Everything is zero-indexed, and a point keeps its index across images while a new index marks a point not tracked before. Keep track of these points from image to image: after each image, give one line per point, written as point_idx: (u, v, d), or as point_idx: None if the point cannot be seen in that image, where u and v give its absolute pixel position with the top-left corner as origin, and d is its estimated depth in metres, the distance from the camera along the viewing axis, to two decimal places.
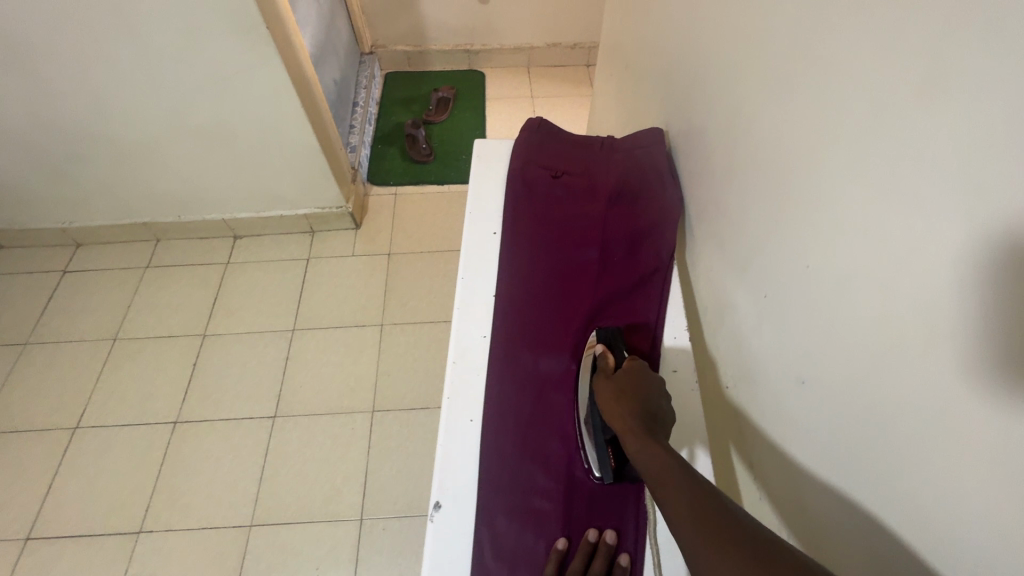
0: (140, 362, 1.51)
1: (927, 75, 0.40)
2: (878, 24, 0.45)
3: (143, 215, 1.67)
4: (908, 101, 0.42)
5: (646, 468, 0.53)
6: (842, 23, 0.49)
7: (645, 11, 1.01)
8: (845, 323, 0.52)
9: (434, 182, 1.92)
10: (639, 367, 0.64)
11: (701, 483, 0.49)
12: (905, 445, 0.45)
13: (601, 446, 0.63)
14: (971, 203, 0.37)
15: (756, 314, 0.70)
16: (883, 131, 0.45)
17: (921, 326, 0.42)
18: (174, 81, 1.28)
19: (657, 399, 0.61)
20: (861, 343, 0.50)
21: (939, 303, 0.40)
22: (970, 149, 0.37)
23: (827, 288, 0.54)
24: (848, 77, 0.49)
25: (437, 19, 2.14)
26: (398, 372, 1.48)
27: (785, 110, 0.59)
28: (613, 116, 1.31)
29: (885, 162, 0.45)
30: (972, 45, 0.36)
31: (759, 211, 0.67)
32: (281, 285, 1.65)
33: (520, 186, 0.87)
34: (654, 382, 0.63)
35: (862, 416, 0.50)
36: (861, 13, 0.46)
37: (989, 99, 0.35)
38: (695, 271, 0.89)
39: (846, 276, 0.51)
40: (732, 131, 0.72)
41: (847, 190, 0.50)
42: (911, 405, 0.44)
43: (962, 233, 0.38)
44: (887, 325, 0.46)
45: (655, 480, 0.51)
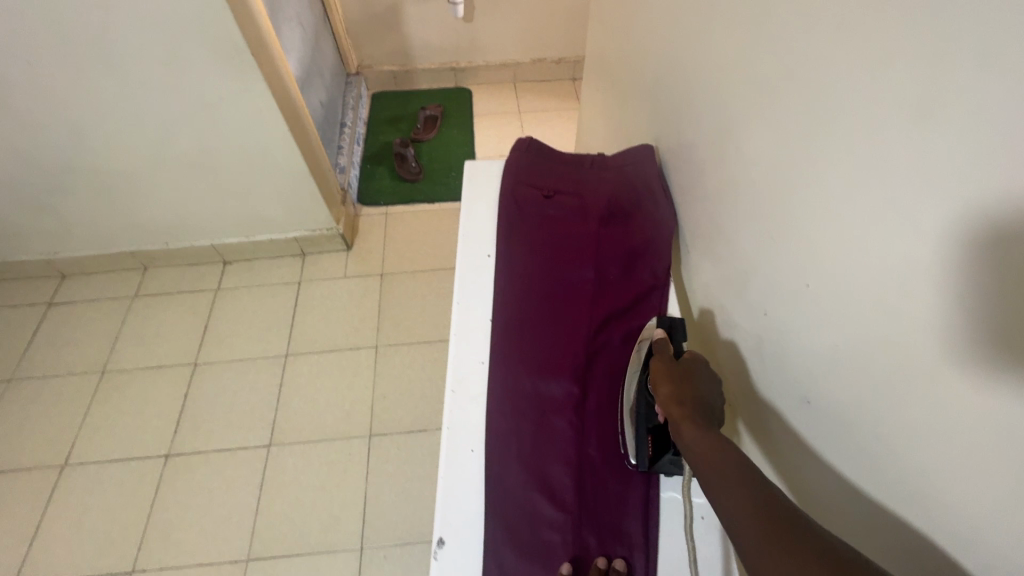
0: (129, 395, 1.48)
1: (914, 93, 0.40)
2: (861, 42, 0.45)
3: (129, 244, 1.65)
4: (898, 118, 0.42)
5: (702, 458, 0.54)
6: (825, 41, 0.49)
7: (629, 28, 1.02)
8: (847, 341, 0.52)
9: (424, 201, 1.91)
10: (699, 362, 0.64)
11: (760, 485, 0.49)
12: (922, 462, 0.44)
13: (641, 435, 0.64)
14: (966, 217, 0.37)
15: (756, 330, 0.69)
16: (872, 146, 0.45)
17: (928, 353, 0.42)
18: (158, 110, 1.27)
19: (712, 393, 0.62)
20: (863, 359, 0.50)
21: (941, 320, 0.40)
22: (961, 165, 0.37)
23: (826, 305, 0.54)
24: (834, 95, 0.49)
25: (421, 38, 2.15)
26: (394, 394, 1.46)
27: (773, 126, 0.59)
28: (602, 131, 1.31)
29: (877, 178, 0.45)
30: (958, 63, 0.36)
31: (752, 226, 0.67)
32: (273, 310, 1.63)
33: (512, 206, 0.86)
34: (710, 376, 0.64)
35: (874, 441, 0.50)
36: (843, 32, 0.47)
37: (978, 115, 0.35)
38: (692, 287, 0.88)
39: (845, 293, 0.51)
40: (721, 147, 0.72)
41: (840, 206, 0.50)
42: (926, 433, 0.43)
43: (962, 262, 0.38)
44: (888, 342, 0.46)
45: (712, 475, 0.52)
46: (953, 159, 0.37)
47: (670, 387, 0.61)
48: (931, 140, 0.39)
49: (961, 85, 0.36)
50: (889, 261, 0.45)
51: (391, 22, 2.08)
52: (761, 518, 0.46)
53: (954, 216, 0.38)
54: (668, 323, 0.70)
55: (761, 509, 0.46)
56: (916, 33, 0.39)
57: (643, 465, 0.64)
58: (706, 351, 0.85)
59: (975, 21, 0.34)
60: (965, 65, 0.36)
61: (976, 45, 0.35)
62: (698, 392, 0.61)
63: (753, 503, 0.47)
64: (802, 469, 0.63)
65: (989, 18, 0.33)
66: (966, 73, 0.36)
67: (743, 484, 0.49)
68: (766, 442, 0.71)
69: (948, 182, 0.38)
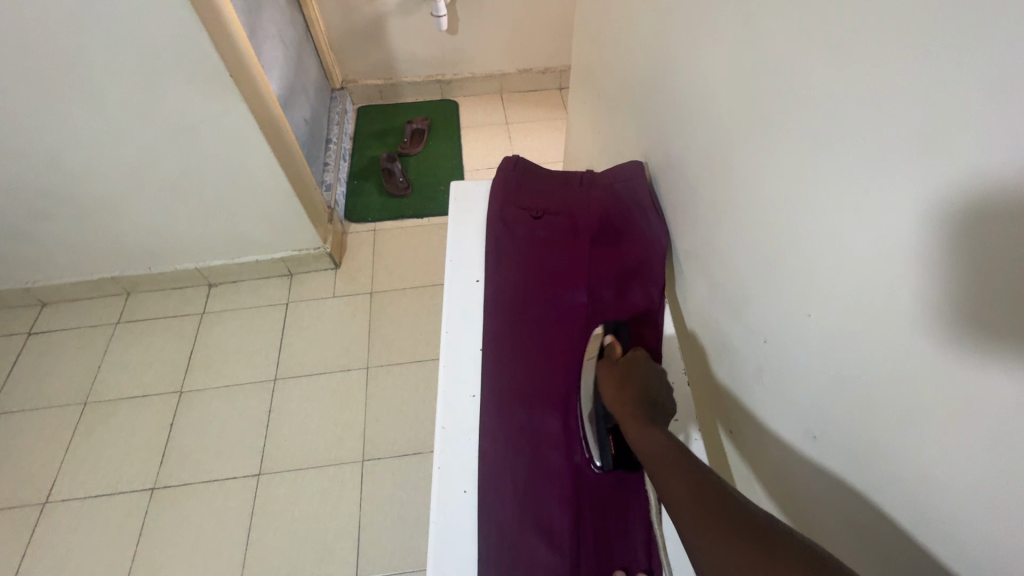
0: (114, 426, 1.43)
1: (916, 123, 0.38)
2: (855, 66, 0.43)
3: (111, 269, 1.61)
4: (898, 148, 0.40)
5: (647, 454, 0.54)
6: (815, 63, 0.47)
7: (614, 41, 1.01)
8: (853, 377, 0.49)
9: (413, 216, 1.89)
10: (643, 357, 0.65)
11: (701, 476, 0.50)
12: (945, 508, 0.41)
13: (603, 435, 0.64)
14: (979, 259, 0.34)
15: (753, 354, 0.67)
16: (871, 176, 0.43)
17: (941, 396, 0.39)
18: (136, 134, 1.24)
19: (661, 388, 0.63)
20: (870, 395, 0.47)
21: (951, 365, 0.38)
22: (971, 206, 0.34)
23: (830, 337, 0.51)
24: (827, 121, 0.47)
25: (406, 51, 2.13)
26: (387, 416, 1.43)
27: (764, 148, 0.57)
28: (590, 144, 1.29)
29: (877, 211, 0.43)
30: (966, 94, 0.33)
31: (746, 248, 0.65)
32: (261, 333, 1.59)
33: (500, 228, 0.83)
34: (656, 370, 0.65)
35: (883, 482, 0.48)
36: (834, 55, 0.45)
37: (985, 150, 0.33)
38: (687, 306, 0.86)
39: (850, 326, 0.48)
40: (710, 164, 0.71)
41: (840, 235, 0.47)
42: (940, 479, 0.41)
43: (973, 304, 0.35)
44: (897, 381, 0.44)
45: (658, 469, 0.53)
46: (959, 194, 0.35)
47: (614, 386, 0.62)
48: (935, 173, 0.37)
49: (968, 118, 0.34)
50: (894, 297, 0.42)
51: (375, 36, 2.06)
52: (697, 509, 0.46)
53: (964, 256, 0.35)
54: (613, 324, 0.71)
55: (696, 501, 0.47)
56: (914, 59, 0.37)
57: (609, 464, 0.64)
58: (704, 373, 0.83)
59: (978, 48, 0.32)
60: (971, 96, 0.33)
61: (983, 76, 0.32)
62: (644, 387, 0.62)
63: (692, 496, 0.48)
64: (807, 499, 0.60)
65: (994, 47, 0.31)
66: (972, 104, 0.33)
67: (681, 474, 0.50)
68: (766, 467, 0.69)
69: (956, 221, 0.36)
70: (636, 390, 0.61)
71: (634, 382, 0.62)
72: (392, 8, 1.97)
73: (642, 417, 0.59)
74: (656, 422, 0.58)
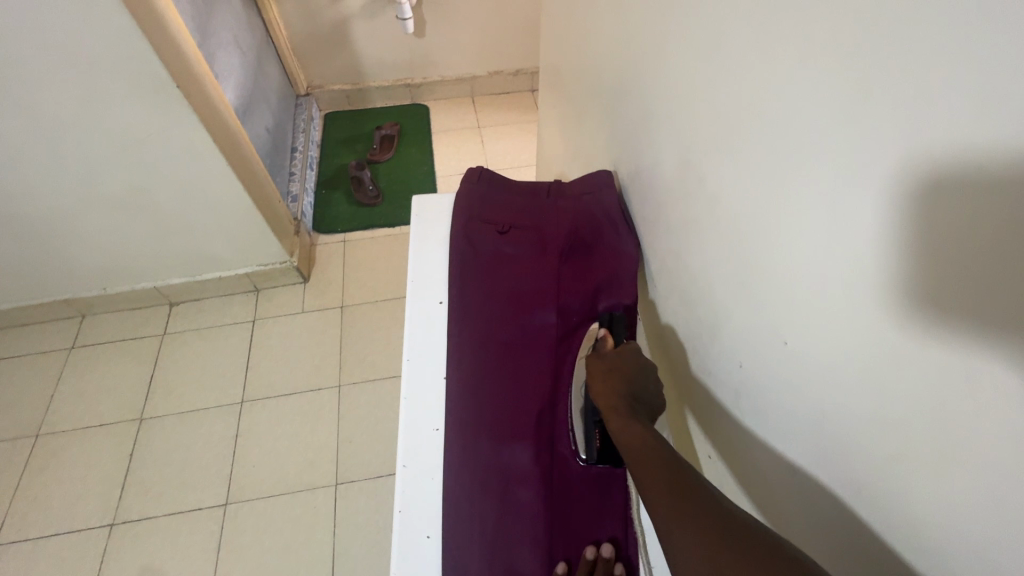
0: (69, 458, 1.36)
1: (893, 148, 0.35)
2: (828, 81, 0.39)
3: (62, 292, 1.52)
4: (879, 172, 0.36)
5: (628, 446, 0.55)
6: (785, 74, 0.44)
7: (581, 44, 0.97)
8: (834, 413, 0.47)
9: (384, 225, 1.83)
10: (633, 350, 0.65)
11: (684, 471, 0.50)
12: (941, 553, 0.38)
13: (590, 427, 0.64)
14: (979, 304, 0.31)
15: (730, 372, 0.65)
16: (848, 200, 0.39)
17: (932, 439, 0.36)
18: (78, 151, 1.16)
19: (650, 381, 0.63)
20: (856, 433, 0.44)
21: (940, 408, 0.35)
22: (955, 238, 0.31)
23: (812, 368, 0.49)
24: (800, 138, 0.44)
25: (373, 55, 2.07)
26: (360, 436, 1.37)
27: (734, 161, 0.54)
28: (560, 148, 1.26)
29: (858, 241, 0.39)
30: (944, 116, 0.30)
31: (718, 267, 0.62)
32: (225, 354, 1.52)
33: (463, 244, 0.79)
34: (644, 365, 0.65)
35: (871, 517, 0.45)
36: (804, 68, 0.42)
37: (973, 182, 0.29)
38: (663, 321, 0.83)
39: (834, 357, 0.45)
40: (681, 174, 0.67)
41: (818, 261, 0.44)
42: (933, 524, 0.38)
43: (963, 345, 0.32)
44: (882, 425, 0.41)
45: (638, 463, 0.53)
46: (942, 231, 0.32)
47: (602, 379, 0.63)
48: (917, 202, 0.34)
49: (947, 144, 0.30)
50: (880, 333, 0.39)
51: (339, 40, 1.99)
52: (675, 502, 0.47)
53: (954, 298, 0.32)
54: (608, 318, 0.72)
55: (674, 493, 0.48)
56: (891, 75, 0.34)
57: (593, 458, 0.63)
58: (684, 390, 0.81)
59: (958, 64, 0.29)
60: (954, 120, 0.30)
61: (966, 99, 0.29)
62: (631, 382, 0.62)
63: (670, 488, 0.49)
64: (792, 525, 0.58)
65: (979, 65, 0.28)
66: (953, 130, 0.30)
67: (663, 467, 0.51)
68: (749, 490, 0.66)
69: (941, 261, 0.33)
70: (623, 385, 0.62)
71: (622, 375, 0.63)
72: (356, 10, 1.91)
73: (627, 410, 0.60)
74: (640, 417, 0.59)
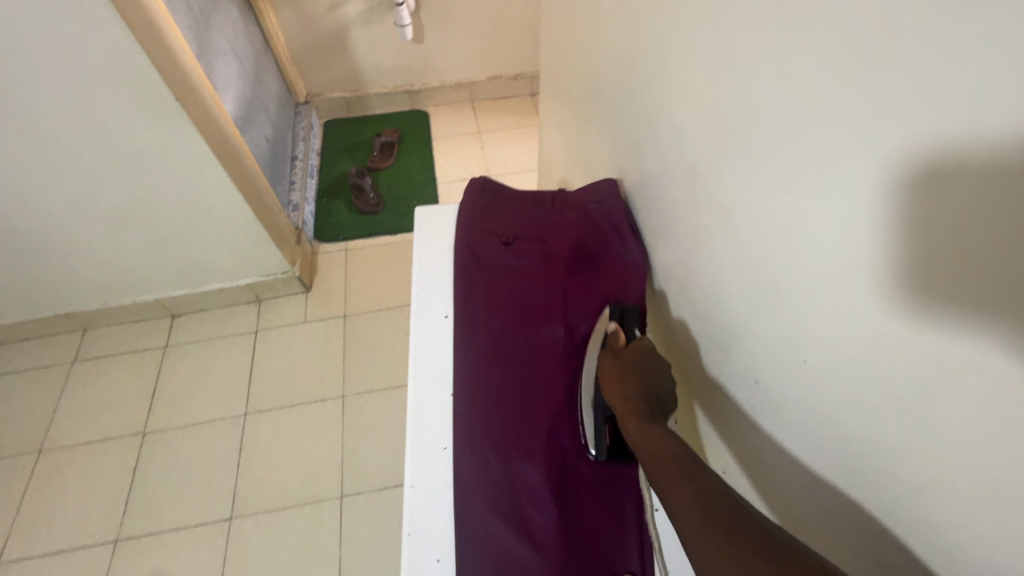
0: (72, 474, 1.35)
1: (917, 163, 0.33)
2: (846, 94, 0.38)
3: (63, 306, 1.51)
4: (903, 187, 0.35)
5: (647, 453, 0.54)
6: (798, 85, 0.43)
7: (581, 50, 0.96)
8: (855, 433, 0.46)
9: (385, 232, 1.82)
10: (647, 348, 0.64)
11: (706, 480, 0.49)
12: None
13: (599, 423, 0.64)
14: (1012, 331, 0.29)
15: (748, 385, 0.63)
16: (868, 215, 0.39)
17: (967, 466, 0.35)
18: (77, 165, 1.16)
19: (663, 380, 0.62)
20: (880, 454, 0.43)
21: (976, 434, 0.34)
22: (985, 261, 0.30)
23: (831, 386, 0.48)
24: (817, 151, 0.43)
25: (371, 62, 2.06)
26: (365, 448, 1.36)
27: (745, 172, 0.53)
28: (562, 154, 1.25)
29: (879, 258, 0.39)
30: (969, 136, 0.29)
31: (731, 280, 0.61)
32: (228, 366, 1.51)
33: (468, 257, 0.79)
34: (659, 364, 0.63)
35: (903, 538, 0.44)
36: (818, 80, 0.41)
37: (1002, 206, 0.28)
38: (676, 330, 0.82)
39: (854, 376, 0.44)
40: (689, 182, 0.66)
41: (836, 277, 0.44)
42: (970, 551, 0.37)
43: (997, 372, 0.31)
44: (907, 447, 0.40)
45: (658, 473, 0.51)
46: (970, 256, 0.31)
47: (618, 383, 0.62)
48: (939, 221, 0.32)
49: (976, 164, 0.29)
50: (903, 353, 0.38)
51: (337, 47, 1.98)
52: (700, 515, 0.45)
53: (987, 324, 0.31)
54: (619, 311, 0.69)
55: (699, 498, 0.47)
56: (912, 88, 0.33)
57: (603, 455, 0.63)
58: (698, 401, 0.80)
59: (988, 77, 0.28)
60: (981, 138, 0.29)
61: (993, 120, 0.28)
62: (645, 383, 0.61)
63: (693, 495, 0.47)
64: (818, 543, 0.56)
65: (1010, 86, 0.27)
66: (981, 151, 0.29)
67: (684, 476, 0.49)
68: (770, 503, 0.65)
69: (969, 284, 0.32)
70: (638, 387, 0.60)
71: (636, 377, 0.61)
72: (354, 18, 1.90)
73: (644, 415, 0.58)
74: (657, 420, 0.58)
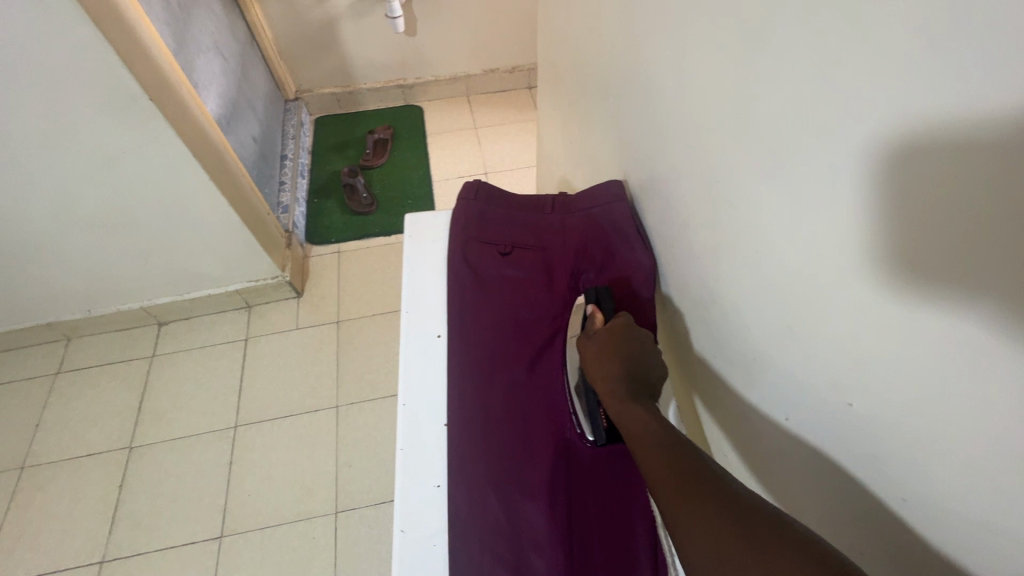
0: (56, 491, 1.29)
1: (1008, 190, 0.27)
2: (908, 105, 0.32)
3: (45, 316, 1.45)
4: (993, 220, 0.29)
5: (628, 430, 0.55)
6: (852, 92, 0.37)
7: (580, 41, 0.89)
8: (922, 484, 0.41)
9: (379, 233, 1.76)
10: (625, 325, 0.63)
11: (685, 451, 0.50)
12: None
13: (593, 410, 0.62)
14: None
15: (786, 405, 0.57)
16: (942, 246, 0.33)
17: None
18: (50, 173, 1.09)
19: (646, 359, 0.62)
20: (959, 513, 0.38)
21: None
22: None
23: (896, 436, 0.42)
24: (876, 170, 0.36)
25: (362, 56, 1.99)
26: (360, 460, 1.31)
27: (781, 189, 0.47)
28: (562, 150, 1.18)
29: (961, 299, 0.32)
30: None
31: (759, 304, 0.56)
32: (217, 376, 1.46)
33: (463, 269, 0.76)
34: (641, 338, 0.63)
35: None
36: (876, 87, 0.34)
37: None
38: (691, 342, 0.76)
39: (929, 431, 0.39)
40: (704, 187, 0.60)
41: (900, 317, 0.38)
42: None
43: None
44: (997, 500, 0.35)
45: (639, 449, 0.52)
46: None
47: (601, 366, 0.61)
48: None
49: None
50: (1003, 406, 0.32)
51: (326, 41, 1.91)
52: (678, 489, 0.47)
53: None
54: (595, 293, 0.69)
55: (678, 475, 0.48)
56: (1000, 101, 0.26)
57: (602, 439, 0.62)
58: (717, 419, 0.75)
59: None
60: None
61: None
62: (630, 361, 0.60)
63: (670, 468, 0.49)
64: None
65: None
66: None
67: (661, 450, 0.50)
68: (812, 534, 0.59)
69: None
70: (621, 366, 0.60)
71: (618, 355, 0.61)
72: (343, 10, 1.82)
73: (626, 395, 0.58)
74: (639, 399, 0.57)
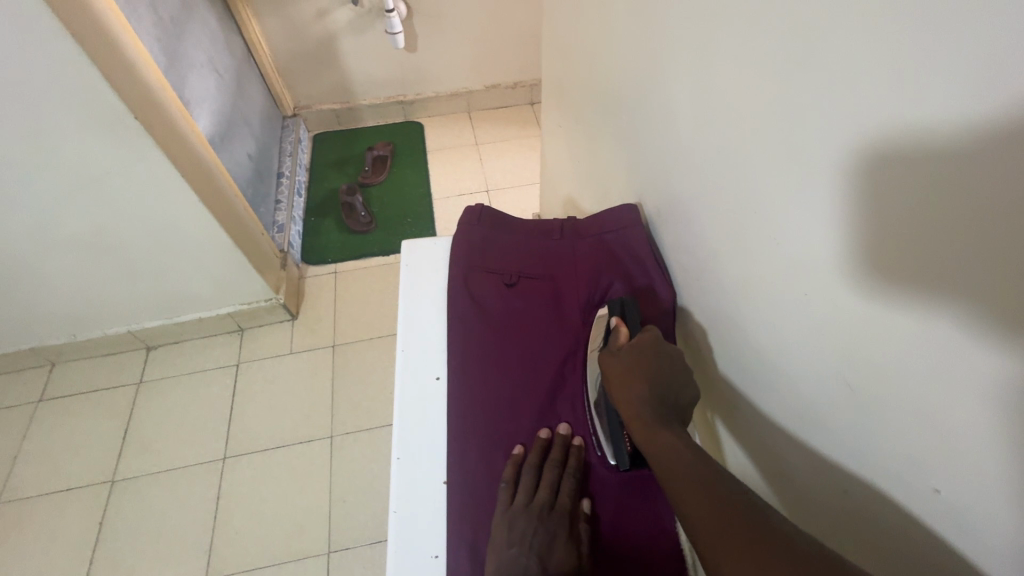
0: (31, 529, 1.22)
1: None
2: (984, 130, 0.27)
3: (28, 341, 1.39)
4: None
5: (658, 459, 0.48)
6: (909, 111, 0.31)
7: (587, 56, 0.85)
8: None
9: (377, 253, 1.71)
10: (653, 340, 0.58)
11: (726, 484, 0.43)
12: None
13: (616, 432, 0.58)
14: None
15: (824, 465, 0.51)
16: None
17: None
18: (29, 193, 1.04)
19: (676, 377, 0.56)
20: None
21: None
22: None
23: (977, 525, 0.35)
24: (935, 205, 0.31)
25: (361, 72, 1.95)
26: (354, 496, 1.24)
27: (821, 224, 0.41)
28: (567, 169, 1.13)
29: None
30: None
31: (789, 346, 0.50)
32: (207, 404, 1.39)
33: (466, 304, 0.70)
34: (671, 355, 0.57)
35: None
36: (956, 102, 0.28)
37: None
38: (712, 378, 0.70)
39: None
40: (725, 214, 0.55)
41: (990, 384, 0.31)
42: None
43: None
44: None
45: (671, 485, 0.46)
46: None
47: (626, 385, 0.55)
48: None
49: None
50: None
51: (325, 57, 1.88)
52: (721, 532, 0.40)
53: None
54: (619, 305, 0.64)
55: (720, 513, 0.41)
56: None
57: (625, 464, 0.57)
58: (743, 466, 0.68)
59: None
60: None
61: None
62: (660, 380, 0.55)
63: (711, 505, 0.42)
64: None
65: None
66: None
67: (698, 485, 0.44)
68: None
69: None
70: (646, 386, 0.54)
71: (645, 374, 0.55)
72: (342, 26, 1.79)
73: (654, 420, 0.52)
74: (671, 425, 0.51)
